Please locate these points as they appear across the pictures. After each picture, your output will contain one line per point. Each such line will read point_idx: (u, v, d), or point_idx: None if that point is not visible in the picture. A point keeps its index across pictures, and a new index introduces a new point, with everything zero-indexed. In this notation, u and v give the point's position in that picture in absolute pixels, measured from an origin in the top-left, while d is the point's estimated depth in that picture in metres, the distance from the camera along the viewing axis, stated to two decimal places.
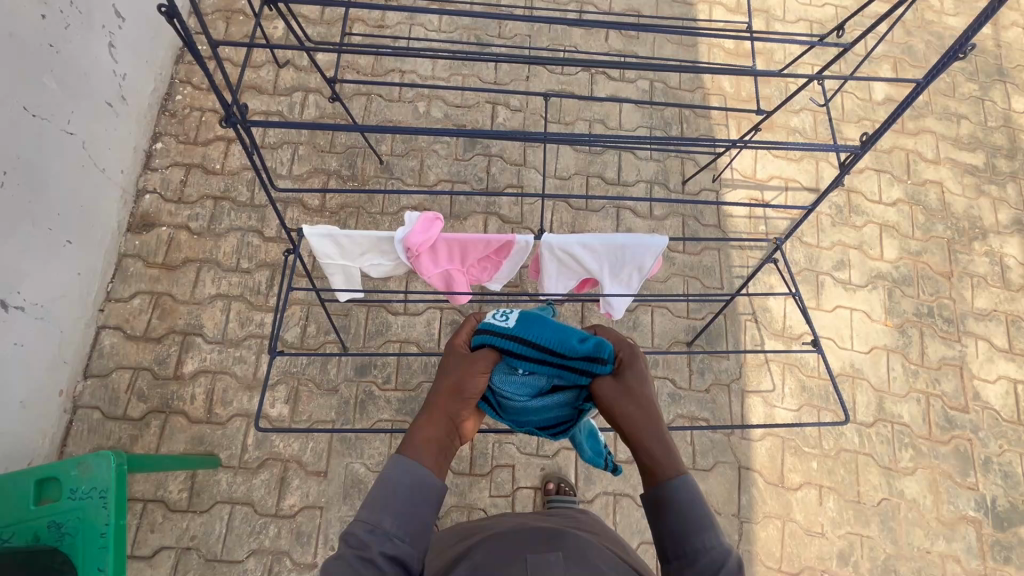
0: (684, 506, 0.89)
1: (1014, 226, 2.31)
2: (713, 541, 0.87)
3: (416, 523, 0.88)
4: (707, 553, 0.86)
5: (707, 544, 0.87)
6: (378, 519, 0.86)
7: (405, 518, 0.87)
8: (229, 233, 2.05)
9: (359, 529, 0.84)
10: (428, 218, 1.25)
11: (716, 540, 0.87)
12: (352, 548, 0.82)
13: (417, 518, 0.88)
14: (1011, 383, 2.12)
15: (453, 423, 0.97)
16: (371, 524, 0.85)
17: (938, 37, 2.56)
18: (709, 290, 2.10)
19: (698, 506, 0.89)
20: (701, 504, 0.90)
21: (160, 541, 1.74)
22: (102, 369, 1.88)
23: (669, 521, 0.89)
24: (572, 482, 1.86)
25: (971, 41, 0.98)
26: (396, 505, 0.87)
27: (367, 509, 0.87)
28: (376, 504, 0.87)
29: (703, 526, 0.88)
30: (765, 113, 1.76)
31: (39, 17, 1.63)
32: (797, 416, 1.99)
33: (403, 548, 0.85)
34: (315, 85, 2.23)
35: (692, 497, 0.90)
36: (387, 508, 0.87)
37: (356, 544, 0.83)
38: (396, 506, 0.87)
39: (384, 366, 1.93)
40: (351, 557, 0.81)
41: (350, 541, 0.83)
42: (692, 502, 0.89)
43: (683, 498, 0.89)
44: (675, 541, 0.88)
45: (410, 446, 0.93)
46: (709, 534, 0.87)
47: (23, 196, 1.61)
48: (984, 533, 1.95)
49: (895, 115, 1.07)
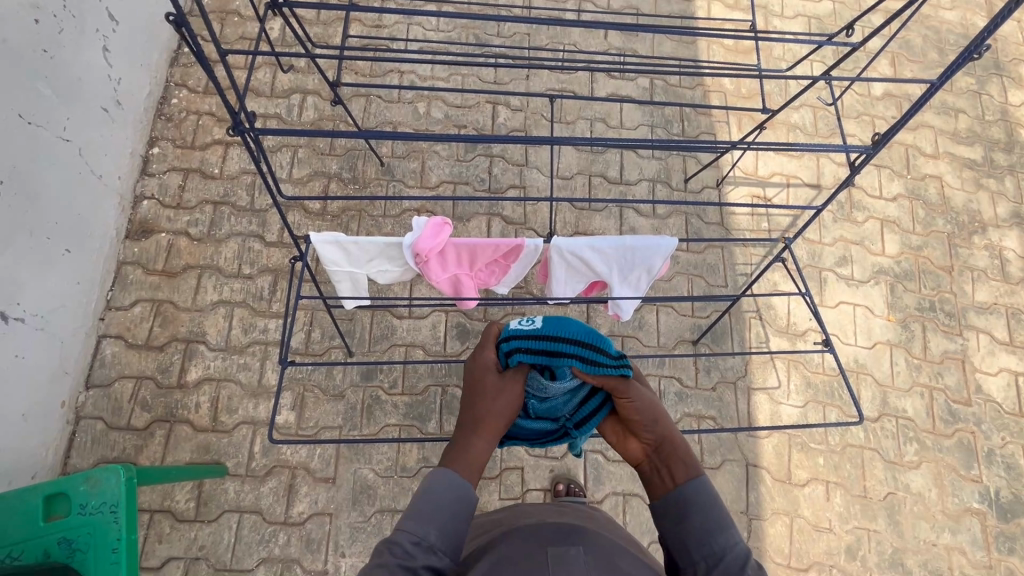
0: (702, 507, 0.91)
1: (1012, 219, 2.33)
2: (734, 539, 0.88)
3: (450, 534, 0.88)
4: (733, 548, 0.87)
5: (729, 542, 0.87)
6: (425, 531, 0.86)
7: (450, 533, 0.88)
8: (229, 239, 2.03)
9: (403, 538, 0.84)
10: (436, 223, 1.23)
11: (736, 538, 0.88)
12: (396, 557, 0.82)
13: (457, 532, 0.88)
14: (1013, 375, 2.14)
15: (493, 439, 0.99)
16: (417, 536, 0.85)
17: (935, 32, 2.57)
18: (713, 288, 2.11)
19: (715, 507, 0.91)
20: (719, 506, 0.92)
21: (168, 552, 1.72)
22: (104, 379, 1.86)
23: (692, 524, 0.90)
24: (581, 483, 1.86)
25: (986, 42, 0.98)
26: (442, 518, 0.88)
27: (411, 519, 0.87)
28: (424, 515, 0.87)
29: (723, 525, 0.89)
30: (771, 111, 1.66)
31: (33, 22, 1.60)
32: (803, 412, 2.01)
33: (445, 562, 0.85)
34: (313, 87, 2.20)
35: (710, 497, 0.92)
36: (433, 522, 0.87)
37: (402, 555, 0.82)
38: (442, 520, 0.88)
39: (390, 371, 1.92)
40: (394, 565, 0.81)
41: (395, 550, 0.83)
42: (709, 505, 0.91)
43: (702, 501, 0.92)
44: (698, 542, 0.88)
45: (448, 460, 0.96)
46: (726, 533, 0.88)
47: (18, 205, 1.57)
48: (988, 525, 1.97)
49: (908, 115, 1.06)
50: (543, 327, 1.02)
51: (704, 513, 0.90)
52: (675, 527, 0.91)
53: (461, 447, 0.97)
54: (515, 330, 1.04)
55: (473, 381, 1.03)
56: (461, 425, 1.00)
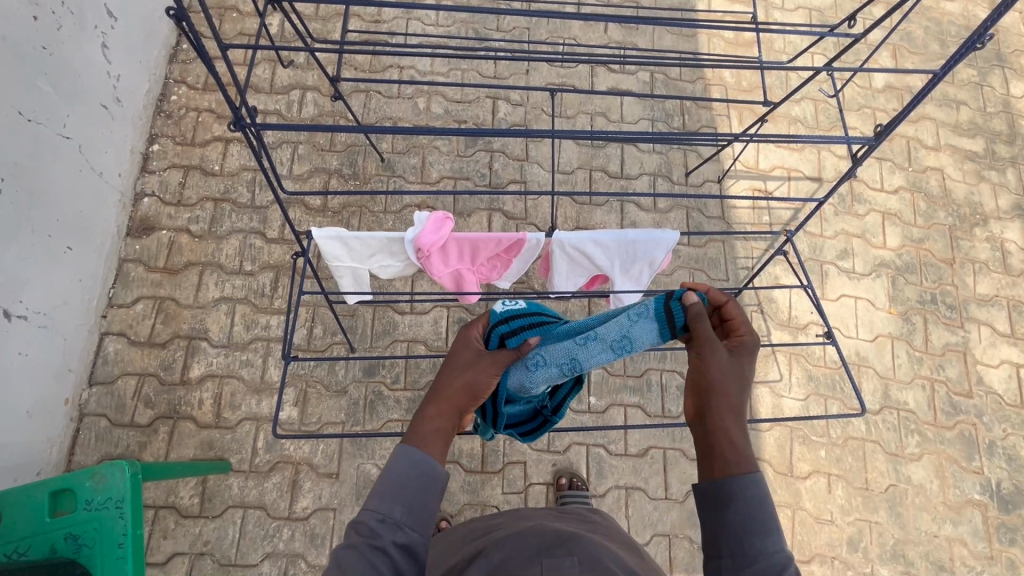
0: (749, 505, 0.82)
1: (1014, 211, 2.33)
2: (778, 545, 0.80)
3: (419, 509, 0.85)
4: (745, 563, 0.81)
5: (769, 547, 0.80)
6: (388, 508, 0.84)
7: (417, 507, 0.85)
8: (230, 235, 2.03)
9: (368, 517, 0.83)
10: (437, 218, 1.24)
11: (780, 544, 0.81)
12: (362, 536, 0.82)
13: (426, 508, 0.85)
14: (1014, 367, 2.14)
15: (459, 414, 0.96)
16: (382, 514, 0.83)
17: (936, 23, 2.56)
18: (714, 282, 2.11)
19: (763, 507, 0.82)
20: (768, 503, 0.83)
21: (173, 548, 1.73)
22: (107, 376, 1.86)
23: (733, 520, 0.82)
24: (583, 477, 1.87)
25: (988, 31, 0.97)
26: (407, 494, 0.85)
27: (376, 498, 0.85)
28: (388, 493, 0.85)
29: (769, 529, 0.81)
30: (772, 104, 1.62)
31: (31, 18, 1.59)
32: (805, 405, 2.01)
33: (413, 537, 0.83)
34: (313, 83, 2.20)
35: (759, 497, 0.83)
36: (398, 497, 0.85)
37: (368, 534, 0.82)
38: (406, 496, 0.85)
39: (392, 366, 1.92)
40: (362, 545, 0.81)
41: (361, 530, 0.82)
42: (763, 501, 0.82)
43: (744, 500, 0.82)
44: (733, 539, 0.81)
45: (414, 437, 0.91)
46: (769, 538, 0.81)
47: (20, 203, 1.57)
48: (990, 516, 1.98)
49: (911, 106, 1.05)
50: (527, 307, 1.08)
51: (757, 510, 0.82)
52: (710, 518, 0.84)
53: (430, 422, 0.93)
54: (507, 312, 1.06)
55: (451, 357, 1.02)
56: (429, 399, 0.96)
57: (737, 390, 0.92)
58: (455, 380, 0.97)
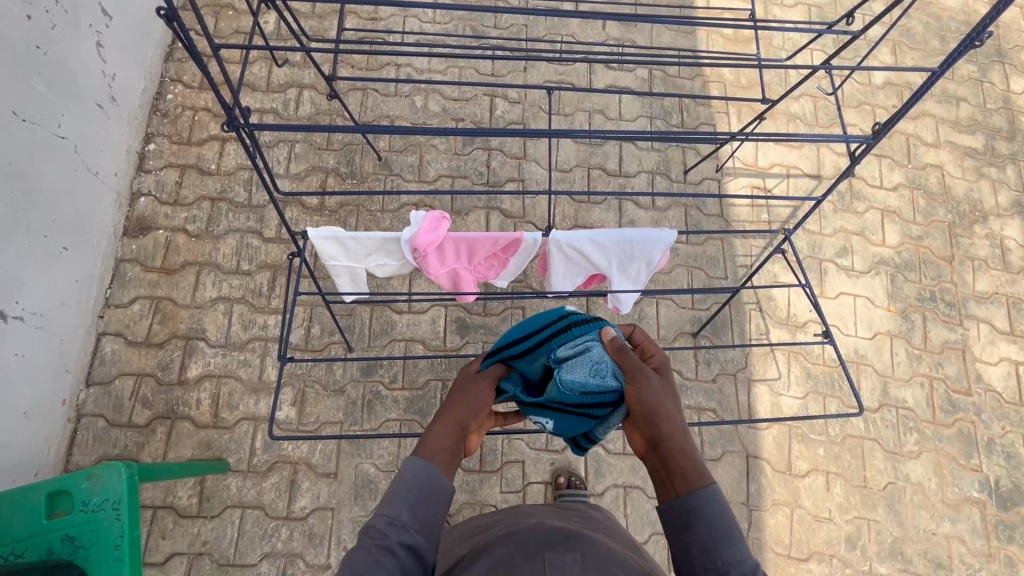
0: (712, 518, 0.84)
1: (1014, 208, 2.32)
2: (744, 554, 0.82)
3: (424, 513, 0.85)
4: (738, 565, 0.81)
5: (738, 556, 0.81)
6: (396, 511, 0.83)
7: (424, 512, 0.85)
8: (227, 235, 2.02)
9: (378, 520, 0.82)
10: (434, 218, 1.23)
11: (746, 553, 0.82)
12: (371, 538, 0.81)
13: (432, 513, 0.85)
14: (1013, 364, 2.14)
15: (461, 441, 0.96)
16: (391, 516, 0.83)
17: (936, 18, 2.54)
18: (713, 280, 2.10)
19: (724, 519, 0.84)
20: (729, 516, 0.85)
21: (172, 548, 1.74)
22: (104, 376, 1.86)
23: (695, 532, 0.84)
24: (581, 476, 1.87)
25: (987, 29, 0.97)
26: (414, 498, 0.85)
27: (383, 501, 0.84)
28: (396, 497, 0.85)
29: (733, 539, 0.83)
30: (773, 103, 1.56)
31: (25, 17, 1.58)
32: (803, 404, 2.01)
33: (420, 540, 0.83)
34: (309, 81, 2.18)
35: (721, 509, 0.85)
36: (405, 501, 0.85)
37: (377, 535, 0.81)
38: (413, 500, 0.85)
39: (390, 365, 1.92)
40: (369, 546, 0.80)
41: (371, 533, 0.81)
42: (724, 514, 0.85)
43: (706, 514, 0.84)
44: (701, 553, 0.83)
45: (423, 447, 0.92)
46: (734, 548, 0.82)
47: (16, 203, 1.57)
48: (987, 514, 1.98)
49: (910, 103, 1.03)
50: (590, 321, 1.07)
51: (722, 522, 0.84)
52: (677, 533, 0.85)
53: (444, 443, 0.93)
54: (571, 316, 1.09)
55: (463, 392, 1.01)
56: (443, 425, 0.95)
57: (673, 414, 0.92)
58: (479, 410, 1.00)
